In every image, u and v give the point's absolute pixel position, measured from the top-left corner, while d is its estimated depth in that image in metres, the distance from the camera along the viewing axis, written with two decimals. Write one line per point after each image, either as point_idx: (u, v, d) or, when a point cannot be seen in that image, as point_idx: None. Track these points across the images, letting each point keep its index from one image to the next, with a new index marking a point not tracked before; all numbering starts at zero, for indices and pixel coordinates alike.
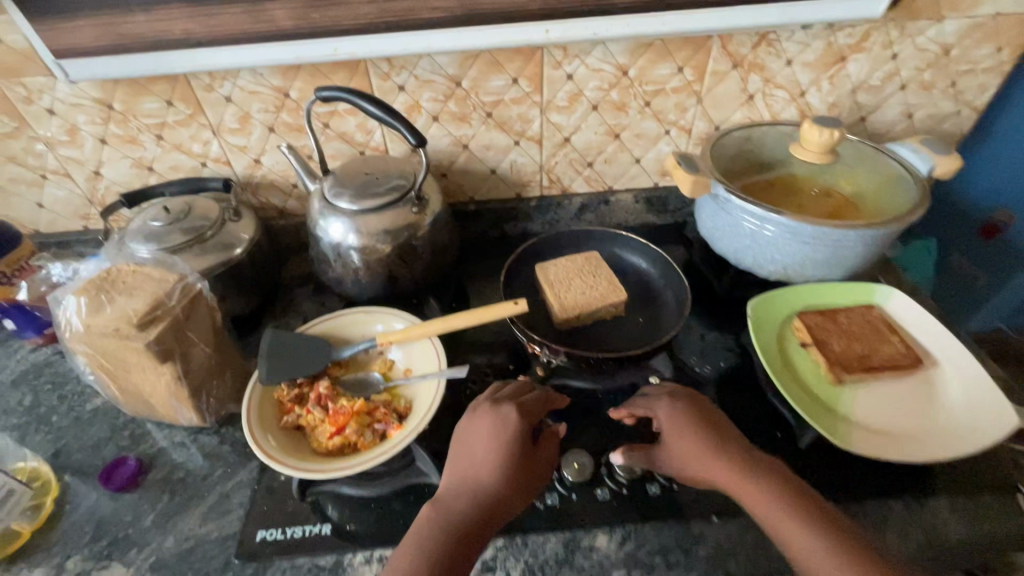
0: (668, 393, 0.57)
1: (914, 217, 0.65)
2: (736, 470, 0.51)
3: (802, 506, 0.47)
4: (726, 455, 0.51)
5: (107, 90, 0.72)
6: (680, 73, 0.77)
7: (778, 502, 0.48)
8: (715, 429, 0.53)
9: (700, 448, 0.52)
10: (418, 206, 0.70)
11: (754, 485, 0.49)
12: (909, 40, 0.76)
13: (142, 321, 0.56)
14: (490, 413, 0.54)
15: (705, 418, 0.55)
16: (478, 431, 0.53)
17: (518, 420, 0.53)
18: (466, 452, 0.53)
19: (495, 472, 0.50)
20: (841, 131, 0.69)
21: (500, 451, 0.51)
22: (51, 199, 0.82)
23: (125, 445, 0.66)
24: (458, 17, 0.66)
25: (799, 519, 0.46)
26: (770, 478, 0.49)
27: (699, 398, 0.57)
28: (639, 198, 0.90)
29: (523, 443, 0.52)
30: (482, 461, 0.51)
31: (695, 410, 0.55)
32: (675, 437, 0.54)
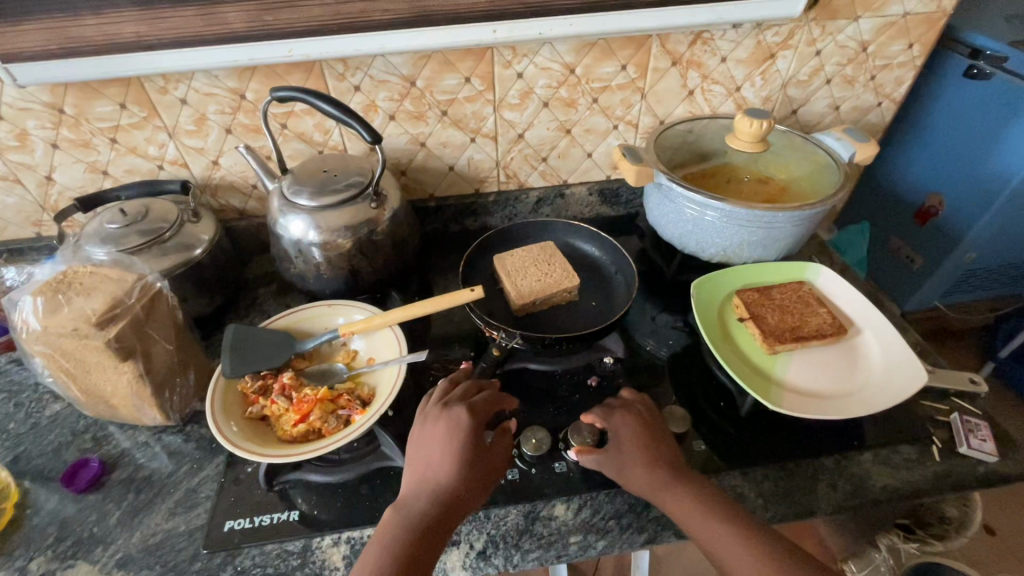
0: (617, 407, 0.60)
1: (837, 199, 0.71)
2: (672, 470, 0.55)
3: (728, 512, 0.51)
4: (663, 462, 0.55)
5: (57, 94, 0.71)
6: (624, 71, 0.81)
7: (705, 514, 0.51)
8: (654, 434, 0.57)
9: (641, 454, 0.55)
10: (376, 202, 0.72)
11: (685, 495, 0.53)
12: (830, 37, 0.82)
13: (101, 319, 0.56)
14: (443, 416, 0.56)
15: (645, 423, 0.58)
16: (432, 435, 0.55)
17: (469, 418, 0.55)
18: (424, 454, 0.54)
19: (451, 471, 0.52)
20: (769, 121, 0.75)
21: (455, 451, 0.53)
22: (1, 206, 0.81)
23: (87, 448, 0.65)
24: (409, 19, 0.69)
25: (723, 530, 0.50)
26: (700, 486, 0.54)
27: (640, 401, 0.61)
28: (592, 190, 0.95)
29: (476, 440, 0.55)
30: (439, 463, 0.53)
31: (635, 414, 0.59)
32: (620, 445, 0.56)
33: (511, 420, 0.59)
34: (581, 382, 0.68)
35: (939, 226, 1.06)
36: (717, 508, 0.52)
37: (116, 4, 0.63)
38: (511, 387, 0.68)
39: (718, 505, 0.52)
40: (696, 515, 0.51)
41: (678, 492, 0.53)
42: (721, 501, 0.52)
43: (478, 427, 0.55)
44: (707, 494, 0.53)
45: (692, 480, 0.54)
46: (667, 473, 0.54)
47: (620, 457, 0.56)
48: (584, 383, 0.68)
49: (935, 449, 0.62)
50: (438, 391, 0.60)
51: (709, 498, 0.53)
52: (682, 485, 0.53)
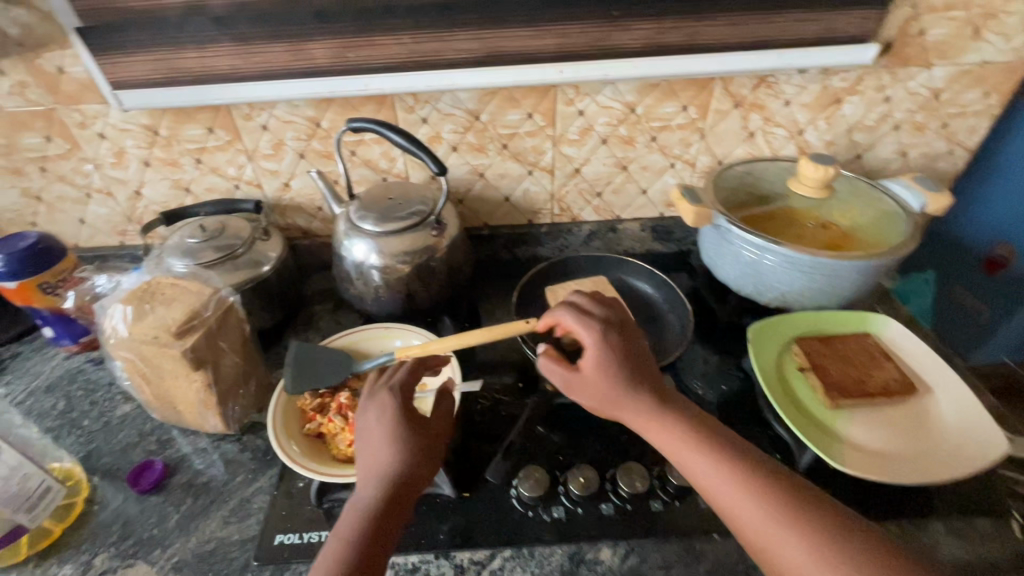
0: (600, 329, 0.57)
1: (907, 251, 0.69)
2: (654, 412, 0.55)
3: (763, 490, 0.49)
4: (680, 429, 0.54)
5: (155, 117, 0.78)
6: (685, 111, 0.82)
7: (738, 494, 0.49)
8: (628, 367, 0.55)
9: (602, 383, 0.55)
10: (437, 230, 0.75)
11: (716, 471, 0.51)
12: (900, 84, 0.81)
13: (179, 329, 0.60)
14: (373, 403, 0.57)
15: (620, 351, 0.56)
16: (368, 424, 0.55)
17: (394, 400, 0.56)
18: (365, 442, 0.55)
19: (393, 453, 0.53)
20: (835, 167, 0.73)
21: (390, 433, 0.54)
22: (94, 215, 0.88)
23: (151, 450, 0.69)
24: (481, 58, 0.72)
25: (757, 510, 0.48)
26: (730, 458, 0.51)
27: (603, 321, 0.58)
28: (645, 226, 0.95)
29: (408, 418, 0.56)
30: (379, 449, 0.54)
31: (602, 339, 0.56)
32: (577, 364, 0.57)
33: (448, 382, 0.62)
34: None
35: (1011, 276, 0.97)
36: (745, 484, 0.49)
37: (216, 40, 0.68)
38: (557, 422, 0.68)
39: (751, 479, 0.49)
40: (725, 493, 0.50)
41: (705, 468, 0.51)
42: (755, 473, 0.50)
43: (405, 406, 0.56)
44: (739, 466, 0.50)
45: (722, 453, 0.52)
46: (692, 447, 0.52)
47: (586, 379, 0.56)
48: None
49: (1016, 524, 0.57)
50: (370, 377, 0.61)
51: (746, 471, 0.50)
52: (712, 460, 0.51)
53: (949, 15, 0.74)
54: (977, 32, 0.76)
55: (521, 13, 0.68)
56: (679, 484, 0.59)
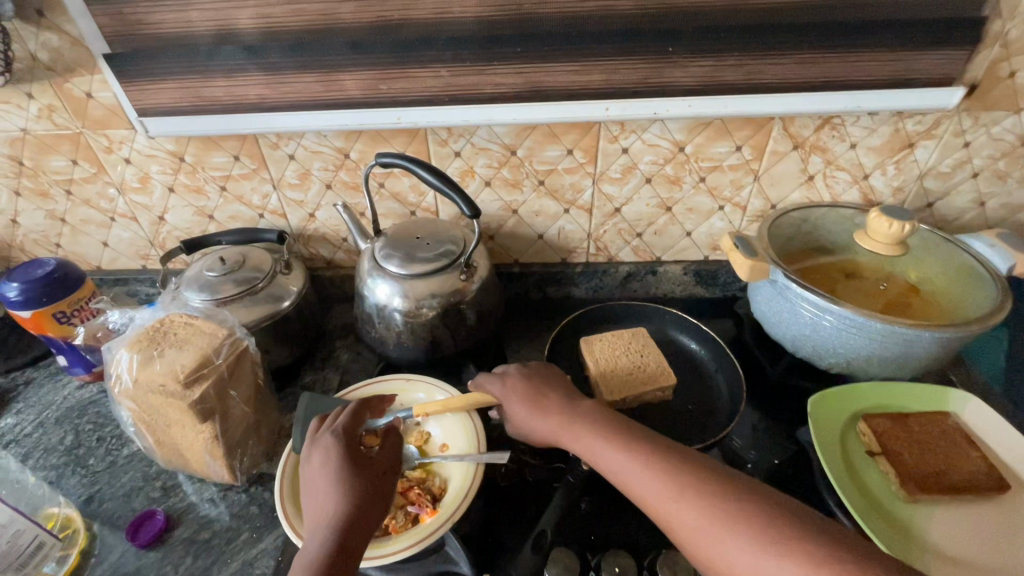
0: (509, 379, 0.61)
1: (996, 320, 0.61)
2: (600, 446, 0.51)
3: (748, 518, 0.42)
4: (646, 461, 0.48)
5: (180, 144, 0.75)
6: (739, 152, 0.76)
7: (722, 530, 0.42)
8: (559, 405, 0.56)
9: (539, 423, 0.56)
10: (466, 273, 0.70)
11: (693, 504, 0.44)
12: (983, 129, 0.73)
13: (188, 379, 0.55)
14: (313, 448, 0.53)
15: (525, 393, 0.59)
16: (310, 470, 0.51)
17: (334, 437, 0.53)
18: (308, 489, 0.50)
19: (339, 490, 0.48)
20: (913, 223, 0.66)
21: (334, 472, 0.49)
22: (117, 239, 0.86)
23: (155, 498, 0.65)
24: (521, 93, 0.67)
25: (753, 549, 0.40)
26: (704, 482, 0.45)
27: (524, 369, 0.62)
28: (687, 270, 0.88)
29: (351, 453, 0.51)
30: (323, 492, 0.49)
31: (512, 388, 0.60)
32: (509, 407, 0.59)
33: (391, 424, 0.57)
34: None
35: None
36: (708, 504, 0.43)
37: (245, 69, 0.65)
38: (592, 492, 0.61)
39: (717, 499, 0.43)
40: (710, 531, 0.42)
41: (680, 503, 0.44)
42: (734, 496, 0.43)
43: (345, 441, 0.52)
44: (718, 492, 0.44)
45: (695, 480, 0.45)
46: (662, 478, 0.46)
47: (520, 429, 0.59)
48: None
49: None
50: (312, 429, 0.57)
51: (726, 497, 0.43)
52: (685, 491, 0.45)
53: None
54: None
55: (567, 47, 0.63)
56: None
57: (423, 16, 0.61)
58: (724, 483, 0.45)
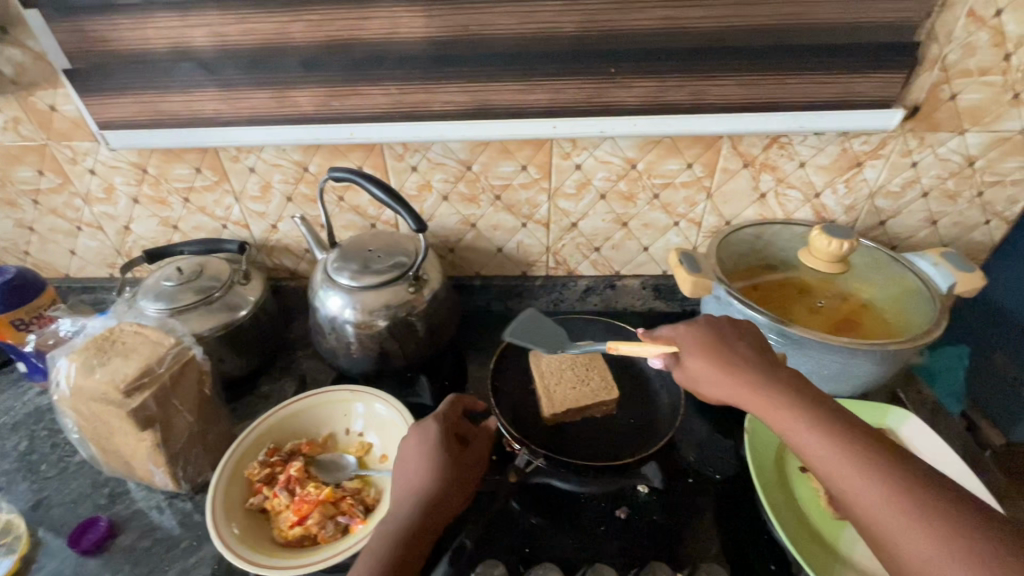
0: (695, 328, 0.56)
1: (930, 338, 0.62)
2: (795, 413, 0.47)
3: (909, 493, 0.40)
4: (812, 424, 0.46)
5: (143, 156, 0.77)
6: (690, 169, 0.77)
7: (881, 501, 0.41)
8: (745, 364, 0.51)
9: (721, 378, 0.51)
10: (415, 286, 0.71)
11: (857, 474, 0.42)
12: (929, 150, 0.74)
13: (128, 388, 0.56)
14: (416, 428, 0.57)
15: (716, 346, 0.53)
16: (409, 446, 0.56)
17: (438, 426, 0.56)
18: (403, 463, 0.54)
19: (432, 475, 0.52)
20: (851, 242, 0.67)
21: (432, 457, 0.54)
22: (84, 248, 0.87)
23: (101, 505, 0.65)
24: (470, 111, 0.68)
25: (908, 524, 0.40)
26: (869, 453, 0.43)
27: (700, 321, 0.57)
28: (646, 284, 0.89)
29: (448, 444, 0.55)
30: (417, 472, 0.53)
31: (707, 338, 0.54)
32: (692, 358, 0.54)
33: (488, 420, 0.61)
34: (608, 512, 0.62)
35: None
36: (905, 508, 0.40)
37: (201, 84, 0.67)
38: (532, 505, 0.62)
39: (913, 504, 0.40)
40: (870, 500, 0.41)
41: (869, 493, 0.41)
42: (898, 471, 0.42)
43: (447, 432, 0.56)
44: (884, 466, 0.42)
45: (861, 448, 0.43)
46: (827, 442, 0.44)
47: (696, 379, 0.54)
48: (612, 514, 0.61)
49: None
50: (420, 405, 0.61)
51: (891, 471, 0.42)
52: (850, 459, 0.43)
53: (986, 79, 0.68)
54: (1017, 98, 0.69)
55: (513, 67, 0.64)
56: None
57: (372, 36, 0.63)
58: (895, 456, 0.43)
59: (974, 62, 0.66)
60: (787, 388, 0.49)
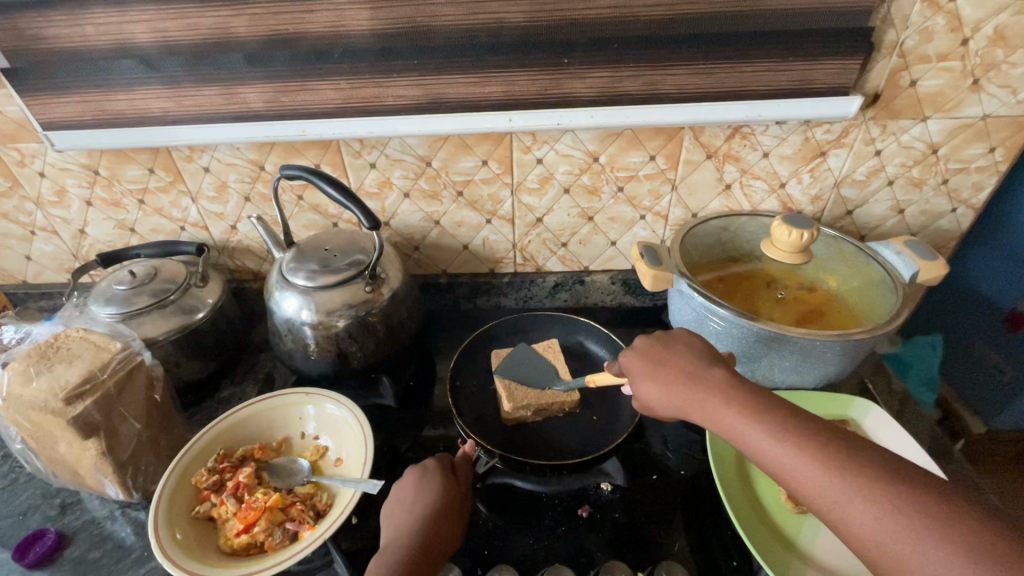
0: (638, 349, 0.56)
1: (891, 329, 0.61)
2: (733, 419, 0.46)
3: (861, 477, 0.40)
4: (760, 419, 0.45)
5: (93, 157, 0.75)
6: (653, 161, 0.76)
7: (840, 497, 0.40)
8: (679, 379, 0.51)
9: (666, 397, 0.52)
10: (372, 285, 0.69)
11: (808, 462, 0.42)
12: (892, 137, 0.73)
13: (68, 396, 0.54)
14: (417, 466, 0.57)
15: (654, 364, 0.54)
16: (408, 483, 0.55)
17: (438, 464, 0.57)
18: (402, 499, 0.54)
19: (428, 509, 0.52)
20: (813, 231, 0.66)
21: (430, 494, 0.54)
22: (39, 253, 0.85)
23: (51, 516, 0.64)
24: (423, 104, 0.67)
25: (866, 508, 0.39)
26: (818, 441, 0.42)
27: (644, 338, 0.57)
28: (616, 279, 0.88)
29: (447, 481, 0.55)
30: (414, 506, 0.53)
31: (647, 359, 0.55)
32: (638, 383, 0.54)
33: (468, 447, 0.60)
34: (569, 511, 0.61)
35: None
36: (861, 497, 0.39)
37: (145, 82, 0.65)
38: (494, 506, 0.61)
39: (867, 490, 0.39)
40: (826, 489, 0.40)
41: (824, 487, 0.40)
42: (846, 455, 0.41)
43: (446, 470, 0.57)
44: (833, 452, 0.41)
45: (809, 438, 0.43)
46: (774, 437, 0.44)
47: (648, 402, 0.54)
48: (574, 513, 0.60)
49: None
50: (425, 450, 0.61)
51: (843, 457, 0.41)
52: (800, 449, 0.42)
53: (944, 65, 0.67)
54: (976, 84, 0.68)
55: (465, 59, 0.63)
56: None
57: (318, 29, 0.62)
58: (843, 443, 0.42)
59: (932, 47, 0.66)
60: (721, 394, 0.48)
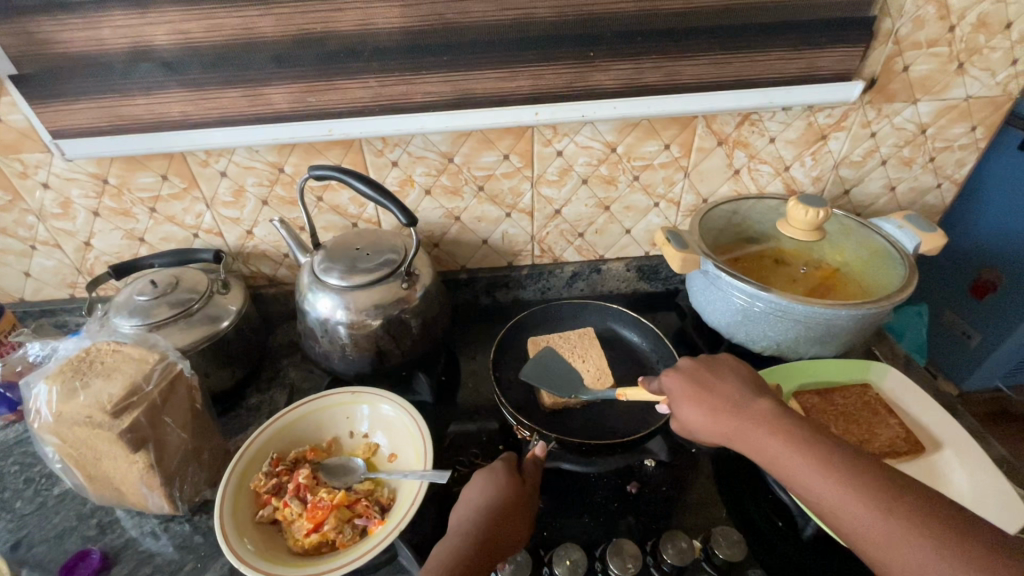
0: (682, 371, 0.59)
1: (903, 296, 0.66)
2: (778, 452, 0.49)
3: (886, 498, 0.43)
4: (800, 447, 0.48)
5: (102, 165, 0.72)
6: (668, 150, 0.79)
7: (880, 535, 0.42)
8: (725, 408, 0.53)
9: (710, 424, 0.54)
10: (408, 282, 0.70)
11: (844, 490, 0.45)
12: (886, 120, 0.78)
13: (116, 408, 0.53)
14: (485, 467, 0.58)
15: (700, 391, 0.56)
16: (474, 481, 0.56)
17: (503, 464, 0.57)
18: (467, 495, 0.55)
19: (489, 506, 0.53)
20: (825, 210, 0.70)
21: (492, 493, 0.54)
22: (39, 268, 0.81)
23: (90, 536, 0.61)
24: (451, 100, 0.68)
25: (909, 551, 0.41)
26: (855, 471, 0.45)
27: (685, 363, 0.59)
28: (630, 266, 0.91)
29: (512, 482, 0.55)
30: (475, 503, 0.53)
31: (690, 385, 0.57)
32: (679, 408, 0.57)
33: (536, 446, 0.60)
34: (619, 488, 0.63)
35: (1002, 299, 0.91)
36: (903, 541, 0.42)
37: (165, 85, 0.63)
38: (547, 489, 0.62)
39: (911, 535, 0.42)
40: (869, 527, 0.43)
41: (868, 527, 0.43)
42: (876, 479, 0.45)
43: (512, 471, 0.57)
44: (867, 481, 0.45)
45: (853, 471, 0.45)
46: (815, 465, 0.47)
47: (690, 425, 0.56)
48: (624, 490, 0.63)
49: None
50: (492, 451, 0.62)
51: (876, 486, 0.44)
52: (847, 488, 0.45)
53: (934, 51, 0.72)
54: (961, 68, 0.74)
55: (493, 54, 0.64)
56: (673, 563, 0.54)
57: (346, 28, 0.62)
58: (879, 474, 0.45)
59: (923, 34, 0.71)
60: (767, 427, 0.50)
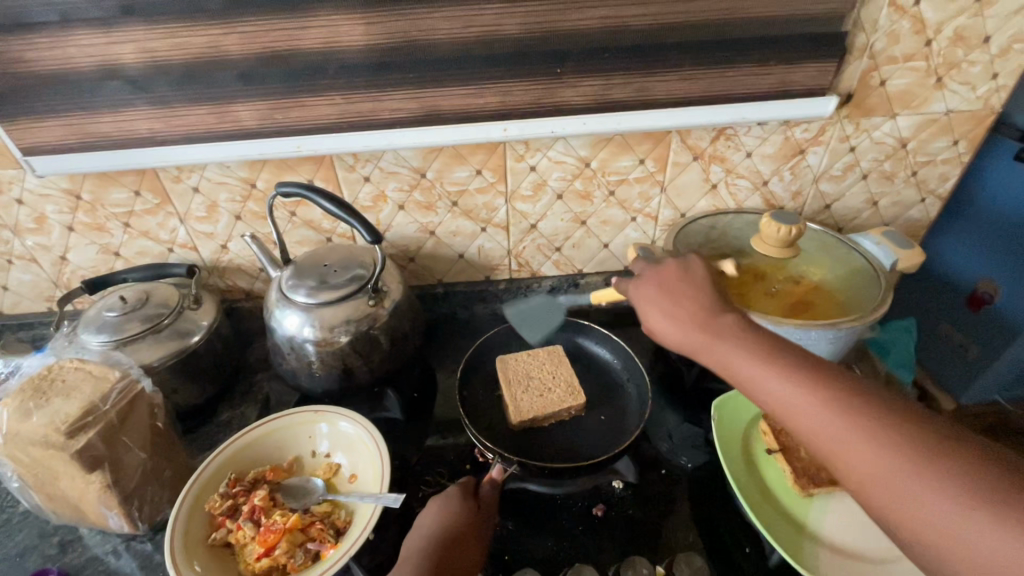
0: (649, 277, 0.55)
1: (875, 317, 0.65)
2: (733, 356, 0.46)
3: (836, 393, 0.41)
4: (760, 358, 0.45)
5: (75, 181, 0.73)
6: (643, 165, 0.78)
7: (827, 428, 0.40)
8: (686, 312, 0.50)
9: (670, 329, 0.51)
10: (375, 298, 0.69)
11: (795, 387, 0.42)
12: (865, 134, 0.77)
13: (70, 429, 0.53)
14: (440, 492, 0.57)
15: (665, 297, 0.53)
16: (428, 509, 0.56)
17: (459, 490, 0.57)
18: (421, 523, 0.55)
19: (443, 535, 0.52)
20: (799, 227, 0.69)
21: (446, 520, 0.54)
22: (17, 282, 0.82)
23: (50, 555, 0.61)
24: (419, 117, 0.68)
25: (857, 442, 0.39)
26: (826, 383, 0.42)
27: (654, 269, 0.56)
28: (609, 280, 0.90)
29: (467, 509, 0.55)
30: (430, 531, 0.53)
31: (653, 291, 0.54)
32: (642, 314, 0.54)
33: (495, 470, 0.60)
34: (585, 511, 0.62)
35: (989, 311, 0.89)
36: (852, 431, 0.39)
37: (133, 103, 0.64)
38: (511, 510, 0.62)
39: (863, 425, 0.39)
40: (815, 421, 0.41)
41: (816, 420, 0.41)
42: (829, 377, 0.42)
43: (466, 497, 0.56)
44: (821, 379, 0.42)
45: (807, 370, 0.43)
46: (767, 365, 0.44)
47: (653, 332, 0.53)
48: (589, 512, 0.61)
49: None
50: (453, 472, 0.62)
51: (850, 395, 0.41)
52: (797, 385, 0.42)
53: (911, 65, 0.71)
54: (940, 82, 0.73)
55: (459, 72, 0.64)
56: None
57: (311, 46, 0.62)
58: (844, 382, 0.42)
59: (899, 49, 0.70)
60: (724, 333, 0.48)
